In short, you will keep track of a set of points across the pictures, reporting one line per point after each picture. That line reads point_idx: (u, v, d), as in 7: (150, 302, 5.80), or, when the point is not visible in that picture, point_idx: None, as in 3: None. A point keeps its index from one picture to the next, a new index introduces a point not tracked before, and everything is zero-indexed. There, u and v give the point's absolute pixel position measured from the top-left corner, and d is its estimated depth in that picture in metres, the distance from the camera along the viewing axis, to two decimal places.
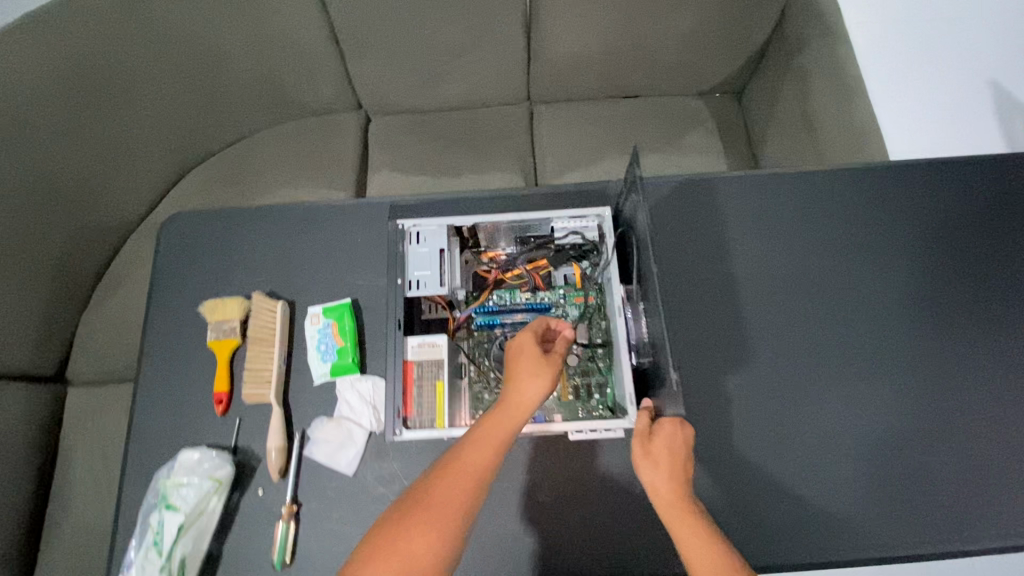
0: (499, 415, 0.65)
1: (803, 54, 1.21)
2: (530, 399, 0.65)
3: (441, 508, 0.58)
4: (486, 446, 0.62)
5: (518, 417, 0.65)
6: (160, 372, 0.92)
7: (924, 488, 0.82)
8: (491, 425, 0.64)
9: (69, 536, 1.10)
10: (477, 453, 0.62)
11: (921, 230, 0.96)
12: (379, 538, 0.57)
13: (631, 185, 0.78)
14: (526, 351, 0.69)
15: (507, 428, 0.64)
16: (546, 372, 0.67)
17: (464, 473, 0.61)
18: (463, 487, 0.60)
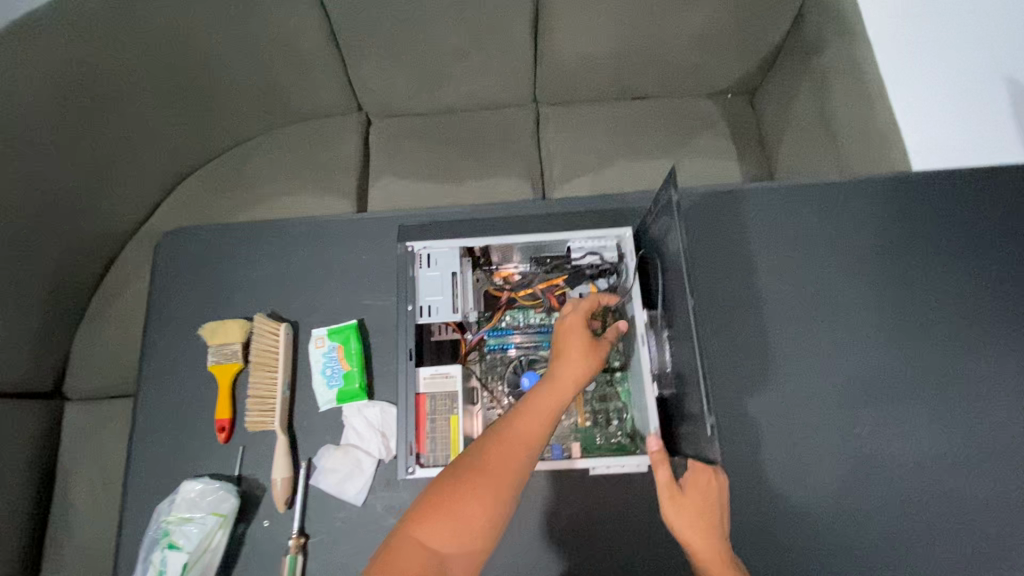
0: (553, 387, 0.63)
1: (822, 54, 1.16)
2: (582, 373, 0.65)
3: (496, 470, 0.57)
4: (542, 414, 0.61)
5: (571, 389, 0.63)
6: (161, 397, 0.89)
7: (954, 513, 0.79)
8: (546, 392, 0.63)
9: (69, 561, 1.07)
10: (532, 420, 0.60)
11: (948, 242, 0.92)
12: (433, 499, 0.55)
13: (658, 207, 0.74)
14: (578, 330, 0.69)
15: (562, 396, 0.63)
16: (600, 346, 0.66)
17: (519, 440, 0.59)
18: (518, 452, 0.58)
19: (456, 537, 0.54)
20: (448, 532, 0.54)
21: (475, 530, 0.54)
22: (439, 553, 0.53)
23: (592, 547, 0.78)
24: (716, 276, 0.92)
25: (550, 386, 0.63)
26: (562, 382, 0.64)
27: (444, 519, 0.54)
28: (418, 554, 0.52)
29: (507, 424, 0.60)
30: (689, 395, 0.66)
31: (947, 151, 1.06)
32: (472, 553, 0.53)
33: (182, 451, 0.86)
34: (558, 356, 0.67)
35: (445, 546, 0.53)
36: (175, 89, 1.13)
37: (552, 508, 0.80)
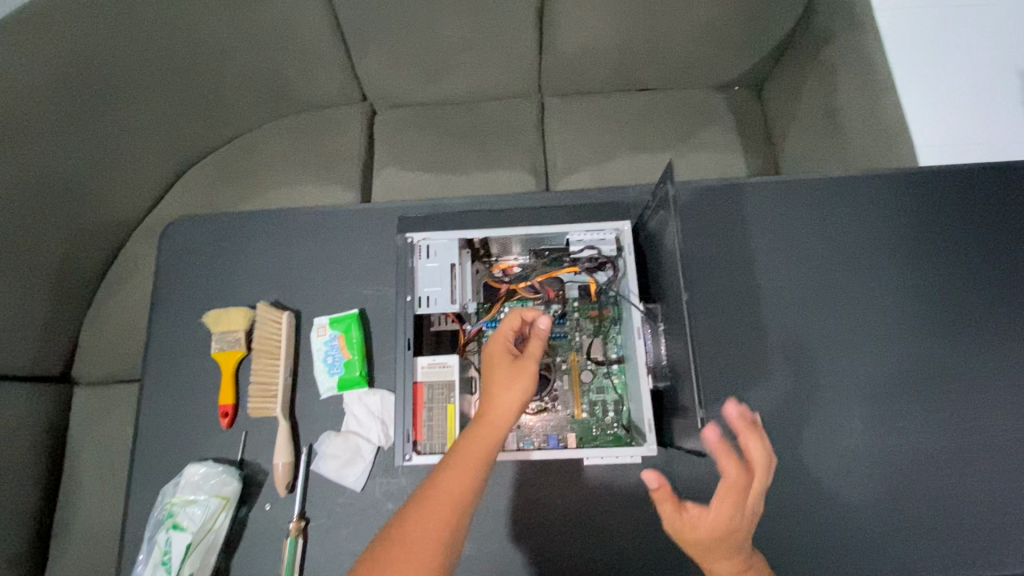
0: (477, 431, 0.62)
1: (829, 47, 1.14)
2: (506, 411, 0.64)
3: (421, 539, 0.55)
4: (465, 469, 0.59)
5: (496, 430, 0.62)
6: (165, 383, 0.91)
7: (947, 508, 0.80)
8: (470, 441, 0.62)
9: (77, 542, 1.10)
10: (456, 474, 0.59)
11: (951, 238, 0.92)
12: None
13: (656, 201, 0.74)
14: (499, 363, 0.68)
15: (488, 444, 0.61)
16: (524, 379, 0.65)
17: (442, 498, 0.57)
18: (442, 515, 0.56)
19: None
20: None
21: None
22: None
23: (586, 534, 0.80)
24: (717, 271, 0.92)
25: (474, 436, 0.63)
26: (486, 427, 0.63)
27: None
28: None
29: (431, 485, 0.59)
30: (682, 389, 0.66)
31: (954, 145, 1.05)
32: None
33: (187, 435, 0.88)
34: (483, 399, 0.66)
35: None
36: (177, 77, 1.13)
37: (546, 497, 0.82)
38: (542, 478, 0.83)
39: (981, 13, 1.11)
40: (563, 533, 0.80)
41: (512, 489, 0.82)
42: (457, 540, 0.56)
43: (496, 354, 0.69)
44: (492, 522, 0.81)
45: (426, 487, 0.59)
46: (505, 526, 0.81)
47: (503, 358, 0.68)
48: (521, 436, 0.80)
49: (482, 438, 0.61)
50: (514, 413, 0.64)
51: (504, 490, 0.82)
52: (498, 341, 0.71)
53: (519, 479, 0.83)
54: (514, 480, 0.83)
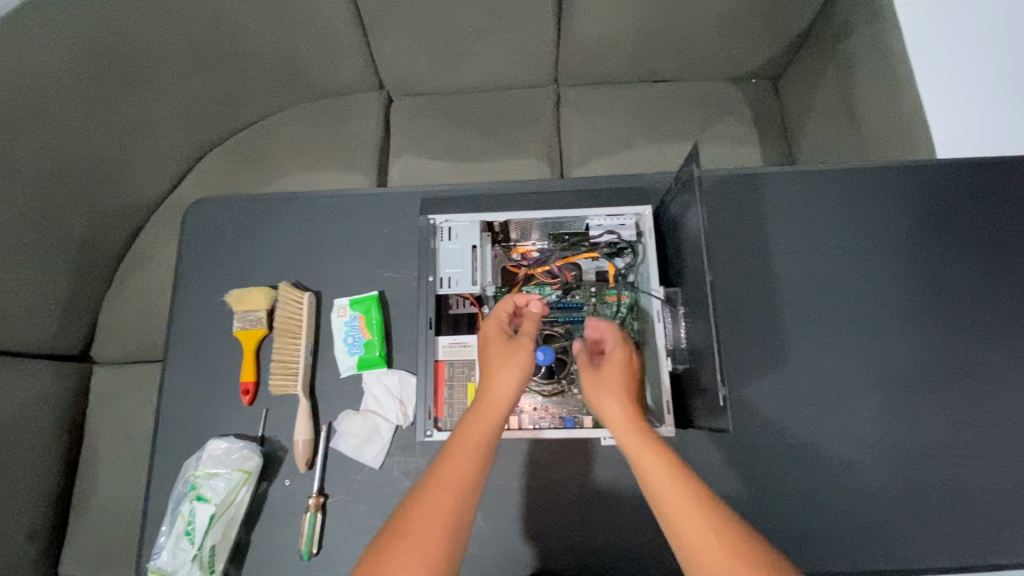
0: (479, 414, 0.62)
1: (849, 40, 1.14)
2: (505, 390, 0.64)
3: (428, 527, 0.54)
4: (466, 456, 0.59)
5: (497, 410, 0.63)
6: (188, 359, 0.93)
7: (958, 498, 0.80)
8: (471, 425, 0.62)
9: (96, 516, 1.12)
10: (456, 459, 0.58)
11: (969, 232, 0.92)
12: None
13: (679, 184, 0.74)
14: (494, 343, 0.69)
15: (489, 425, 0.61)
16: (520, 358, 0.66)
17: (445, 487, 0.56)
18: (446, 502, 0.55)
19: None
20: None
21: None
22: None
23: (600, 515, 0.81)
24: (734, 259, 0.92)
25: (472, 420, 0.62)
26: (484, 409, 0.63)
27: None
28: None
29: (432, 475, 0.58)
30: (703, 371, 0.67)
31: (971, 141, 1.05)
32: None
33: (208, 412, 0.90)
34: (482, 379, 0.67)
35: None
36: (197, 62, 1.14)
37: (560, 479, 0.83)
38: (556, 460, 0.84)
39: (1005, 8, 1.11)
40: (576, 513, 0.82)
41: (527, 470, 0.84)
42: (463, 531, 0.55)
43: (490, 333, 0.71)
44: (506, 501, 0.82)
45: (427, 476, 0.58)
46: (519, 505, 0.82)
47: (499, 337, 0.70)
48: (538, 416, 0.81)
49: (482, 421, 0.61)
50: (513, 393, 0.64)
51: (519, 471, 0.83)
52: (490, 323, 0.72)
53: (535, 460, 0.84)
54: (530, 461, 0.84)
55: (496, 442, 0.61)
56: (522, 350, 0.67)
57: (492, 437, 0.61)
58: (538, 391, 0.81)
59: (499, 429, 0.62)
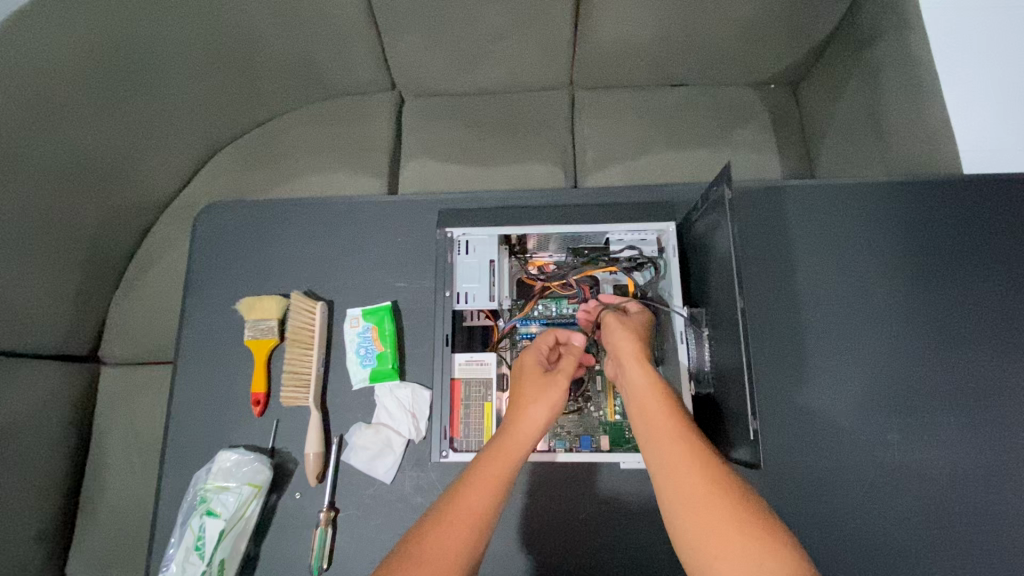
0: (507, 442, 0.62)
1: (875, 47, 1.10)
2: (534, 417, 0.64)
3: (444, 550, 0.52)
4: (487, 482, 0.58)
5: (527, 438, 0.63)
6: (199, 367, 0.92)
7: (985, 528, 0.78)
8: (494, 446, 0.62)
9: (103, 522, 1.11)
10: (475, 483, 0.58)
11: (1003, 249, 0.89)
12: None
13: (707, 203, 0.72)
14: (528, 372, 0.70)
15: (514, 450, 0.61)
16: (552, 396, 0.66)
17: (463, 512, 0.55)
18: (461, 528, 0.54)
19: None
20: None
21: None
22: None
23: (618, 535, 0.80)
24: (756, 275, 0.90)
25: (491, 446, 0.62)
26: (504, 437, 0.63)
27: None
28: None
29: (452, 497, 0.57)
30: (731, 396, 0.65)
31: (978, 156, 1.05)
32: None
33: (219, 422, 0.89)
34: (515, 401, 0.67)
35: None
36: (208, 64, 1.12)
37: (576, 498, 0.81)
38: (572, 478, 0.82)
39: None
40: (592, 534, 0.80)
41: (543, 487, 0.82)
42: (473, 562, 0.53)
43: (527, 363, 0.71)
44: (521, 520, 0.80)
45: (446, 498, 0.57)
46: (535, 523, 0.80)
47: (535, 367, 0.71)
48: (552, 435, 0.80)
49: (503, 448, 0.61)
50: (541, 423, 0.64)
51: (533, 489, 0.82)
52: (529, 355, 0.72)
53: (550, 478, 0.82)
54: (545, 479, 0.82)
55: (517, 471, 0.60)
56: (560, 383, 0.68)
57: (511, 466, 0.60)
58: None
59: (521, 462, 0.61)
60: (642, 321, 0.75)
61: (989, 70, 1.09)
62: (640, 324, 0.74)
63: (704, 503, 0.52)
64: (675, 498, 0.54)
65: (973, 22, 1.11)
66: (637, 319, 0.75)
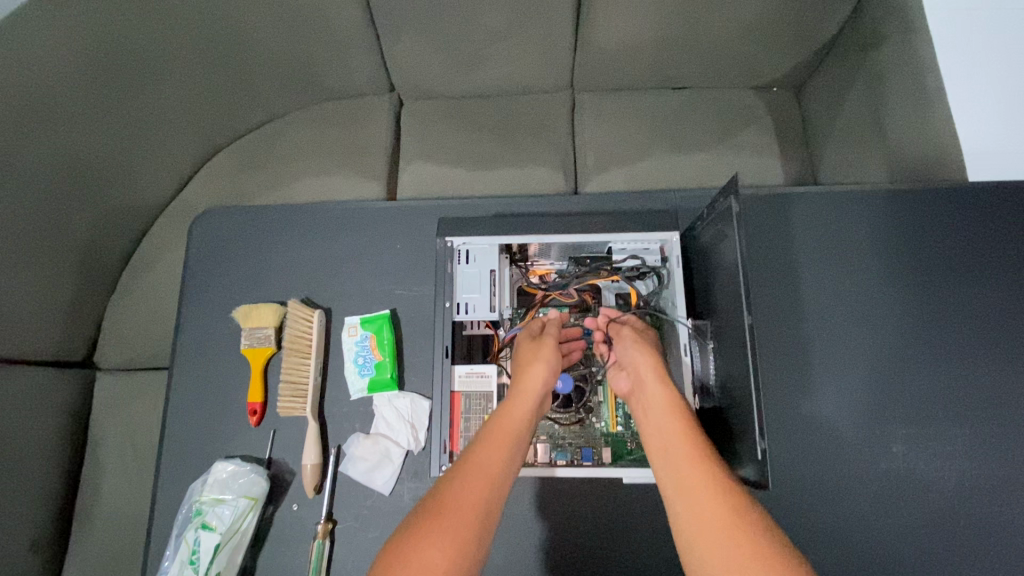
0: (513, 409, 0.66)
1: (880, 50, 1.09)
2: (537, 385, 0.69)
3: (460, 508, 0.55)
4: (500, 446, 0.62)
5: (526, 402, 0.67)
6: (196, 375, 0.90)
7: (994, 542, 0.77)
8: (504, 416, 0.66)
9: (97, 532, 1.09)
10: (490, 448, 0.62)
11: (1010, 256, 0.88)
12: (393, 555, 0.51)
13: (713, 213, 0.72)
14: (524, 349, 0.74)
15: (520, 416, 0.66)
16: (543, 358, 0.71)
17: (479, 472, 0.59)
18: (477, 488, 0.57)
19: None
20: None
21: None
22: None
23: (620, 548, 0.78)
24: (760, 283, 0.89)
25: (506, 417, 0.66)
26: (515, 407, 0.67)
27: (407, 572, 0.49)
28: None
29: (469, 460, 0.60)
30: (738, 410, 0.64)
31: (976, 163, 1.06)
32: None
33: (215, 432, 0.88)
34: (518, 376, 0.71)
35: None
36: (203, 65, 1.10)
37: (578, 511, 0.80)
38: (574, 490, 0.81)
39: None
40: (594, 546, 0.79)
41: (544, 499, 0.81)
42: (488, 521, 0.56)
43: (523, 341, 0.75)
44: (522, 532, 0.79)
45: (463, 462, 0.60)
46: (536, 536, 0.79)
47: (528, 341, 0.75)
48: (553, 446, 0.79)
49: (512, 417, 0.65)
50: (541, 388, 0.69)
51: (535, 501, 0.80)
52: (521, 334, 0.77)
53: (551, 489, 0.81)
54: (546, 490, 0.81)
55: (524, 437, 0.65)
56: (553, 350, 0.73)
57: (521, 436, 0.65)
58: (554, 418, 0.80)
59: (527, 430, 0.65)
60: (640, 323, 0.78)
61: (993, 75, 1.09)
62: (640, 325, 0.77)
63: (715, 522, 0.52)
64: (687, 516, 0.54)
65: (976, 26, 1.10)
66: (632, 318, 0.78)
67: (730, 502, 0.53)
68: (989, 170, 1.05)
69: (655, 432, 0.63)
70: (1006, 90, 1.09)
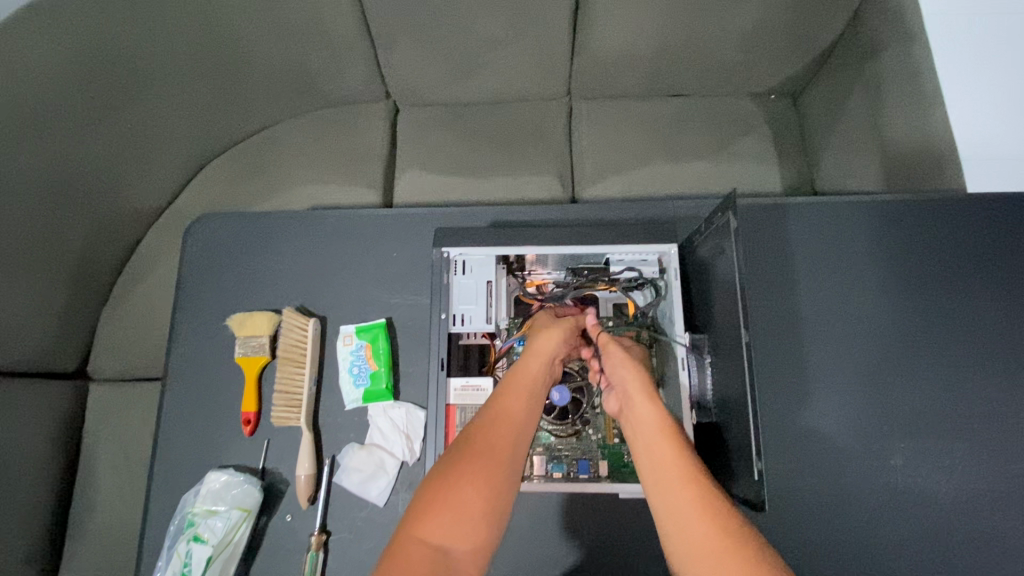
0: (527, 361, 0.70)
1: (878, 60, 1.09)
2: (551, 344, 0.71)
3: (489, 454, 0.61)
4: (522, 393, 0.67)
5: (537, 362, 0.70)
6: (190, 384, 0.90)
7: (993, 556, 0.77)
8: (523, 368, 0.70)
9: (90, 542, 1.08)
10: (513, 399, 0.66)
11: (1008, 268, 0.88)
12: (427, 497, 0.57)
13: (709, 228, 0.72)
14: (541, 321, 0.76)
15: (536, 366, 0.70)
16: (558, 326, 0.74)
17: (506, 417, 0.64)
18: (505, 431, 0.63)
19: (454, 531, 0.55)
20: (450, 523, 0.56)
21: (469, 518, 0.56)
22: (444, 547, 0.54)
23: (618, 559, 0.78)
24: (759, 294, 0.89)
25: (525, 364, 0.70)
26: (533, 363, 0.70)
27: (443, 512, 0.56)
28: (419, 548, 0.53)
29: (494, 411, 0.65)
30: (735, 424, 0.63)
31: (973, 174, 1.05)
32: (478, 539, 0.56)
33: (209, 441, 0.87)
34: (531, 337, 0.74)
35: (449, 540, 0.55)
36: (199, 72, 1.09)
37: (574, 522, 0.79)
38: (571, 501, 0.80)
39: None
40: (591, 559, 0.78)
41: (541, 510, 0.80)
42: (516, 456, 0.63)
43: (541, 317, 0.77)
44: (518, 544, 0.79)
45: (488, 412, 0.65)
46: (532, 548, 0.79)
47: (547, 316, 0.78)
48: (549, 458, 0.79)
49: (530, 373, 0.69)
50: (554, 347, 0.72)
51: (531, 512, 0.80)
52: (542, 312, 0.79)
53: (547, 501, 0.80)
54: (542, 502, 0.80)
55: (542, 386, 0.69)
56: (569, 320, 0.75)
57: (540, 387, 0.69)
58: (550, 429, 0.79)
59: (546, 382, 0.70)
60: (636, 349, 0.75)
61: (989, 85, 1.08)
62: (638, 351, 0.75)
63: (705, 547, 0.52)
64: (678, 537, 0.54)
65: (972, 37, 1.09)
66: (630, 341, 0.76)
67: (722, 526, 0.53)
68: (986, 181, 1.05)
69: (650, 444, 0.62)
70: (1002, 100, 1.08)
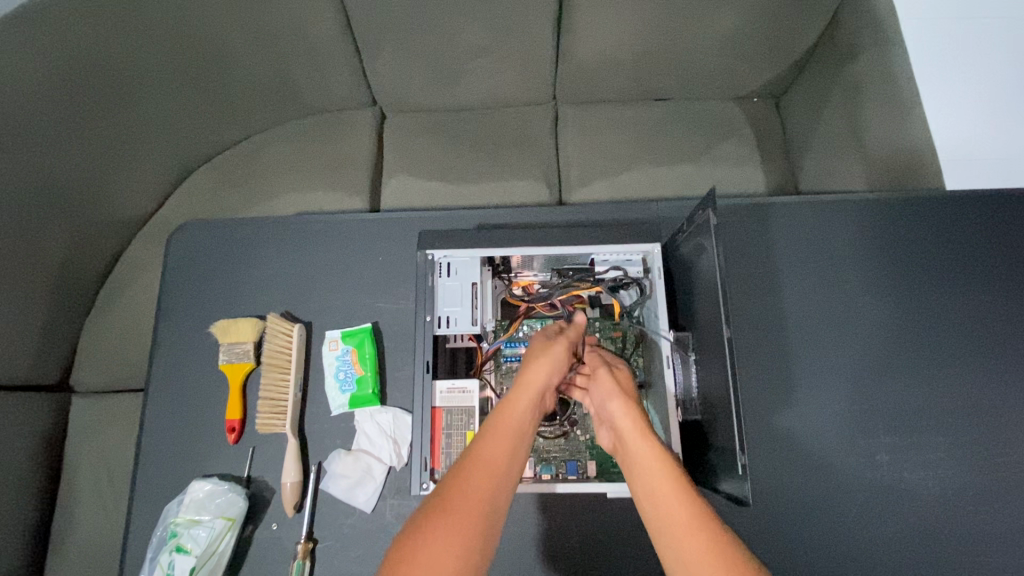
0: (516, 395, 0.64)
1: (855, 63, 1.10)
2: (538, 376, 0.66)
3: (468, 506, 0.52)
4: (504, 434, 0.60)
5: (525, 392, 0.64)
6: (172, 394, 0.88)
7: (973, 550, 0.77)
8: (510, 404, 0.63)
9: (70, 559, 1.05)
10: (497, 442, 0.59)
11: (981, 265, 0.89)
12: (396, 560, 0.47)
13: (692, 226, 0.72)
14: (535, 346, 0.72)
15: (522, 401, 0.63)
16: (552, 353, 0.69)
17: (487, 460, 0.56)
18: (485, 476, 0.55)
19: None
20: None
21: None
22: None
23: (607, 560, 0.78)
24: (742, 294, 0.89)
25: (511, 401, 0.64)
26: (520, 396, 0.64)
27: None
28: None
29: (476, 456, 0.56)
30: (720, 422, 0.64)
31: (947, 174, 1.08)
32: None
33: (193, 451, 0.86)
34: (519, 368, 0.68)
35: None
36: (184, 79, 1.09)
37: (564, 524, 0.79)
38: (559, 504, 0.80)
39: (990, 51, 1.14)
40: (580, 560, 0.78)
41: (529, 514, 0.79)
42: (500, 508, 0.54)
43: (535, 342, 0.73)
44: (507, 547, 0.78)
45: (470, 458, 0.57)
46: (520, 550, 0.78)
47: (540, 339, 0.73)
48: (538, 460, 0.79)
49: (515, 410, 0.62)
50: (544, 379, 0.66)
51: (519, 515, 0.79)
52: (537, 338, 0.74)
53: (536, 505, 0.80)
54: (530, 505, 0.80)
55: (529, 425, 0.62)
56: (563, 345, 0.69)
57: (527, 427, 0.62)
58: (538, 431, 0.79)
59: (532, 419, 0.63)
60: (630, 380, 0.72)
61: (958, 87, 1.11)
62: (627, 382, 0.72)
63: None
64: None
65: (943, 41, 1.12)
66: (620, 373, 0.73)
67: None
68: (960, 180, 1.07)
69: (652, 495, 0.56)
70: (971, 102, 1.11)
